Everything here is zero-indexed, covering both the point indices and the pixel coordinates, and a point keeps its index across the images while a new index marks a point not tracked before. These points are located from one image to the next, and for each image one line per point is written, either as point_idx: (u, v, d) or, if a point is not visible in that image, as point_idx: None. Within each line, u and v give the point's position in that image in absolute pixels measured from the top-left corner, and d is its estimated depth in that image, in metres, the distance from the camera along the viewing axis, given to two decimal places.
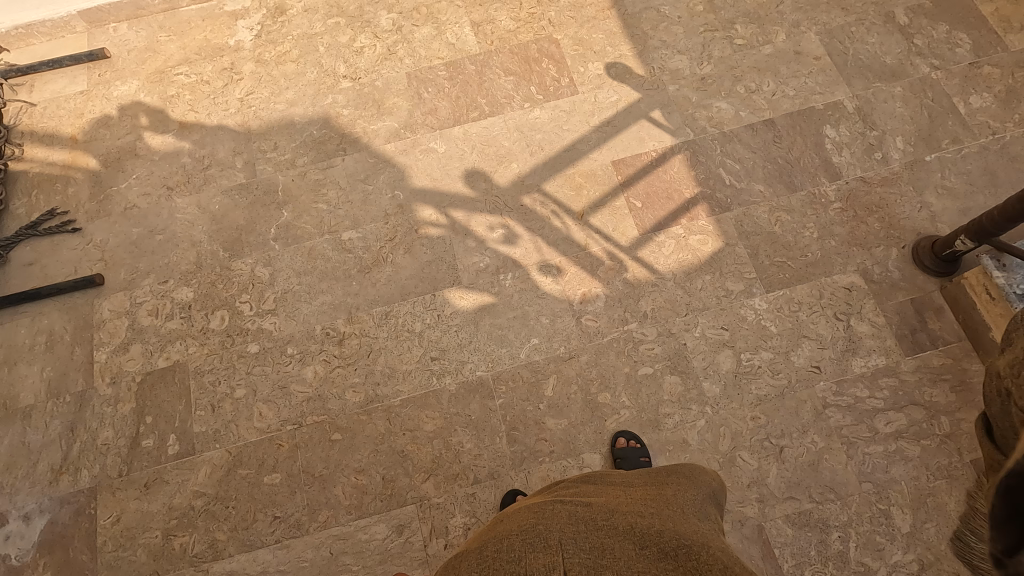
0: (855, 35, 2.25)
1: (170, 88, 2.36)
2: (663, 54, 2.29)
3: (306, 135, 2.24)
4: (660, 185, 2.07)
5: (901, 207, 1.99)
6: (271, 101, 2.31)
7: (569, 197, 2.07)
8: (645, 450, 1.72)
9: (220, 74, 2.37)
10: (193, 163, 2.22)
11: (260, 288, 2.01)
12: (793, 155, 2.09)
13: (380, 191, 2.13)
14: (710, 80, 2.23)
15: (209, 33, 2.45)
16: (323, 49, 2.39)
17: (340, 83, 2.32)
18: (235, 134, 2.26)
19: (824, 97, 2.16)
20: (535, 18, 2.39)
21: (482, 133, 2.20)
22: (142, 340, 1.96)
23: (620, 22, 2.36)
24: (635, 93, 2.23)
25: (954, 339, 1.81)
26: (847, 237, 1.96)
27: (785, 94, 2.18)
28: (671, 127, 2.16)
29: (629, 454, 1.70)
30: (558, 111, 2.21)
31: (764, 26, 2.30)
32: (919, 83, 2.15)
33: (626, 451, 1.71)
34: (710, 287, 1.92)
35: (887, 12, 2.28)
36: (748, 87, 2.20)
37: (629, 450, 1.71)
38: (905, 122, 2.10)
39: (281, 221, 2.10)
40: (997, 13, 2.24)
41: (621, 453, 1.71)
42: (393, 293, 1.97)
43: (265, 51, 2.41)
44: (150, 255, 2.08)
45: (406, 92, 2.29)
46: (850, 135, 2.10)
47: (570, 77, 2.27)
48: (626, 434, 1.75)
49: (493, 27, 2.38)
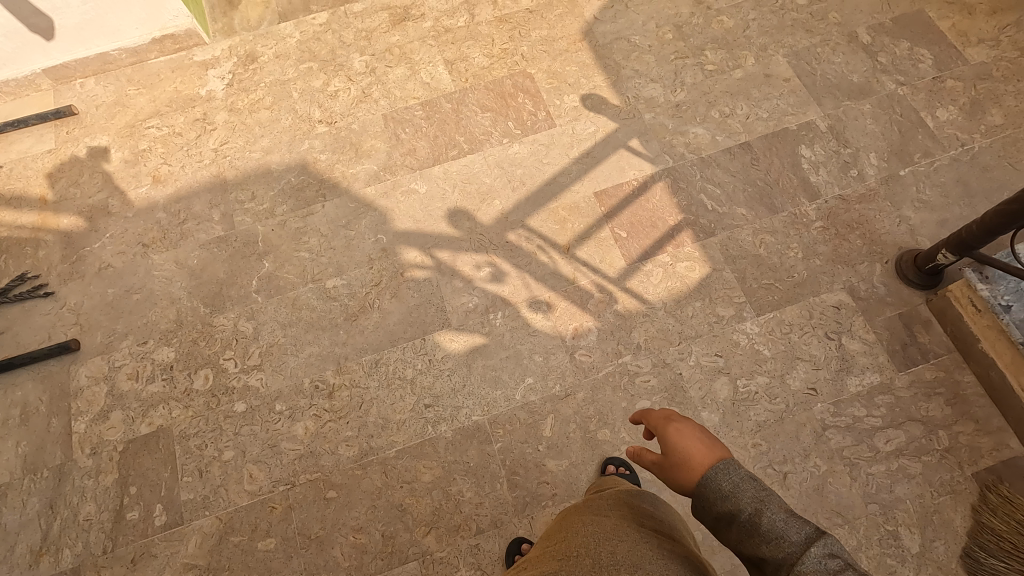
0: (821, 55, 2.30)
1: (141, 143, 2.32)
2: (638, 83, 2.31)
3: (284, 183, 2.21)
4: (644, 214, 2.08)
5: (881, 222, 2.01)
6: (246, 151, 2.27)
7: (554, 231, 2.07)
8: (633, 475, 1.71)
9: (192, 125, 2.34)
10: (169, 218, 2.17)
11: (244, 343, 1.96)
12: (772, 177, 2.11)
13: (363, 236, 2.10)
14: (685, 106, 2.25)
15: (180, 84, 2.42)
16: (297, 94, 2.38)
17: (316, 128, 2.30)
18: (211, 186, 2.22)
19: (797, 118, 2.20)
20: (508, 54, 2.40)
21: (463, 171, 2.19)
22: (123, 406, 1.89)
23: (592, 53, 2.38)
24: (612, 122, 2.24)
25: (944, 351, 1.82)
26: (831, 255, 1.98)
27: (758, 117, 2.21)
28: (650, 155, 2.17)
29: (617, 480, 1.69)
30: (537, 145, 2.21)
31: (733, 51, 2.34)
32: (887, 100, 2.20)
33: (617, 479, 1.70)
34: (701, 313, 1.92)
35: (850, 31, 2.34)
36: (722, 111, 2.23)
37: (618, 477, 1.70)
38: (877, 138, 2.14)
39: (263, 272, 2.06)
40: (954, 28, 2.31)
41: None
42: (382, 340, 1.93)
43: (237, 100, 2.38)
44: (127, 316, 2.02)
45: (383, 134, 2.28)
46: (825, 154, 2.13)
47: (546, 111, 2.28)
48: (613, 460, 1.74)
49: (467, 65, 2.39)
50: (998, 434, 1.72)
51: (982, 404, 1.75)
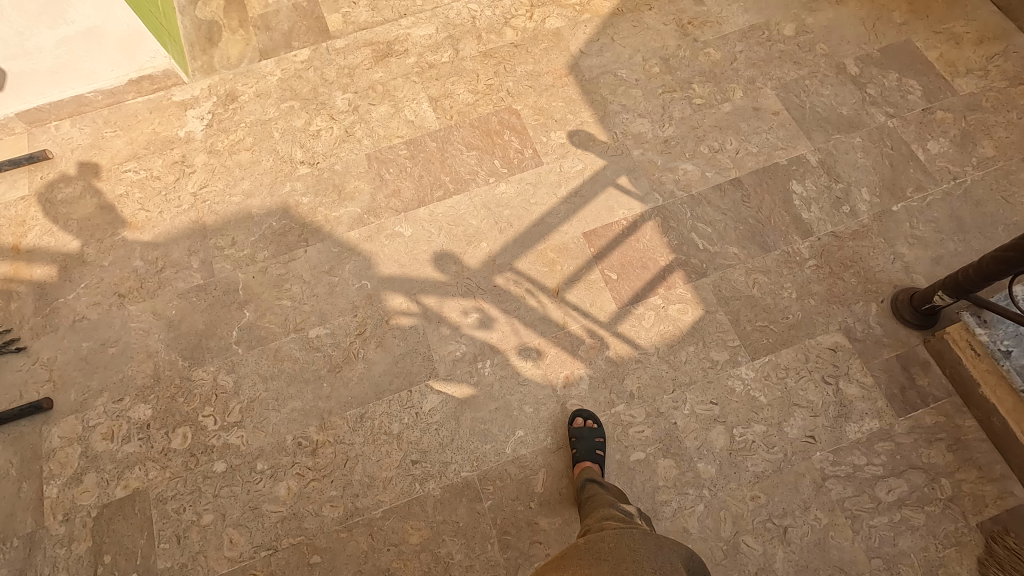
0: (810, 88, 2.28)
1: (118, 187, 2.25)
2: (625, 118, 2.27)
3: (265, 228, 2.15)
4: (635, 254, 2.03)
5: (875, 260, 1.98)
6: (226, 194, 2.22)
7: (542, 274, 2.02)
8: (600, 429, 1.74)
9: (171, 168, 2.28)
10: (146, 266, 2.11)
11: (223, 399, 1.89)
12: (763, 214, 2.07)
13: (347, 282, 2.04)
14: (673, 142, 2.21)
15: (158, 125, 2.37)
16: (278, 134, 2.33)
17: (298, 169, 2.25)
18: (190, 232, 2.15)
19: (787, 152, 2.17)
20: (493, 90, 2.36)
21: (448, 213, 2.14)
22: (97, 468, 1.81)
23: (579, 88, 2.35)
24: (600, 160, 2.20)
25: (944, 394, 1.78)
26: (826, 295, 1.93)
27: (748, 152, 2.18)
28: (639, 193, 2.13)
29: (585, 435, 1.72)
30: (524, 184, 2.17)
31: (720, 84, 2.31)
32: (877, 132, 2.18)
33: (581, 431, 1.74)
34: (695, 358, 1.87)
35: (838, 63, 2.32)
36: (711, 147, 2.20)
37: (585, 431, 1.73)
38: (869, 172, 2.11)
39: (243, 322, 2.00)
40: (942, 58, 2.29)
41: (577, 433, 1.74)
42: (367, 393, 1.87)
43: (217, 141, 2.33)
44: (102, 371, 1.95)
45: (367, 174, 2.22)
46: (817, 190, 2.10)
47: (533, 148, 2.24)
48: (582, 416, 1.78)
49: (452, 101, 2.35)
50: (1002, 482, 1.67)
51: (984, 450, 1.71)
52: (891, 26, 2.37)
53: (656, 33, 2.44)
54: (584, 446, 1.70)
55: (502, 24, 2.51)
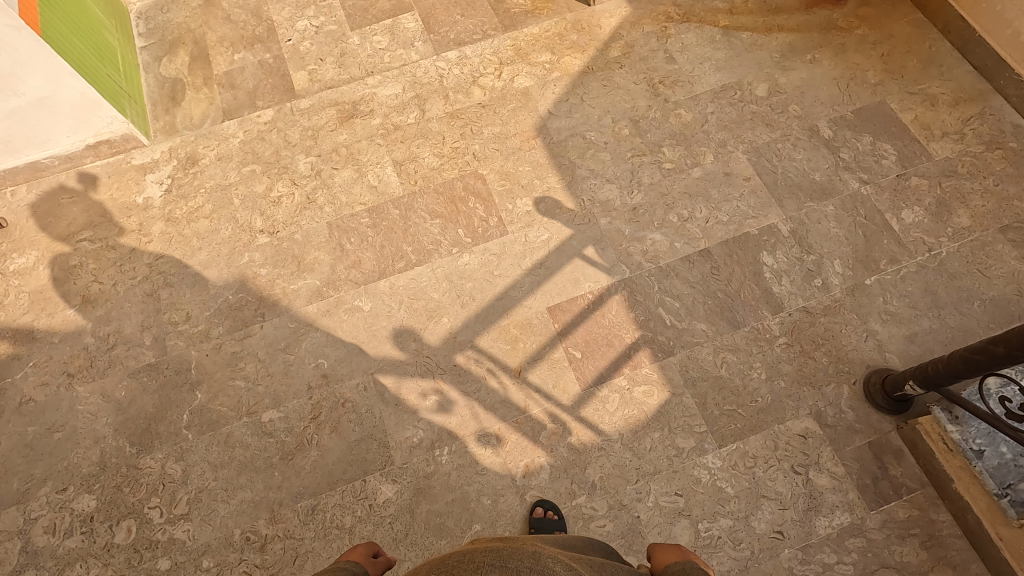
0: (782, 152, 2.22)
1: (72, 257, 2.20)
2: (593, 184, 2.22)
3: (221, 301, 2.09)
4: (600, 331, 1.97)
5: (847, 338, 1.91)
6: (182, 265, 2.16)
7: (504, 352, 1.95)
8: (561, 522, 1.69)
9: (127, 237, 2.23)
10: (97, 343, 2.05)
11: (171, 489, 1.83)
12: (733, 288, 2.01)
13: (303, 361, 1.98)
14: (642, 209, 2.16)
15: (116, 191, 2.31)
16: (238, 201, 2.27)
17: (257, 238, 2.19)
18: (143, 306, 2.10)
19: (757, 221, 2.11)
20: (459, 153, 2.31)
21: (410, 285, 2.08)
22: (37, 565, 1.75)
23: (546, 151, 2.30)
24: (566, 229, 2.14)
25: (917, 486, 1.71)
26: (796, 376, 1.86)
27: (718, 221, 2.12)
28: (605, 264, 2.07)
29: (544, 526, 1.68)
30: (488, 255, 2.11)
31: (691, 148, 2.26)
32: (850, 200, 2.12)
33: (541, 522, 1.69)
34: (660, 445, 1.80)
35: (811, 125, 2.26)
36: (680, 215, 2.14)
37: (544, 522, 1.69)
38: (841, 242, 2.05)
39: (195, 405, 1.94)
40: (917, 121, 2.24)
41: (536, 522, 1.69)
42: (320, 483, 1.81)
43: (175, 208, 2.27)
44: (48, 458, 1.88)
45: (327, 244, 2.16)
46: (788, 262, 2.03)
47: (498, 216, 2.18)
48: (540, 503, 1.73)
49: (416, 166, 2.29)
50: None
51: (959, 547, 1.63)
52: (865, 86, 2.32)
53: (626, 93, 2.39)
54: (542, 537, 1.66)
55: (470, 83, 2.46)
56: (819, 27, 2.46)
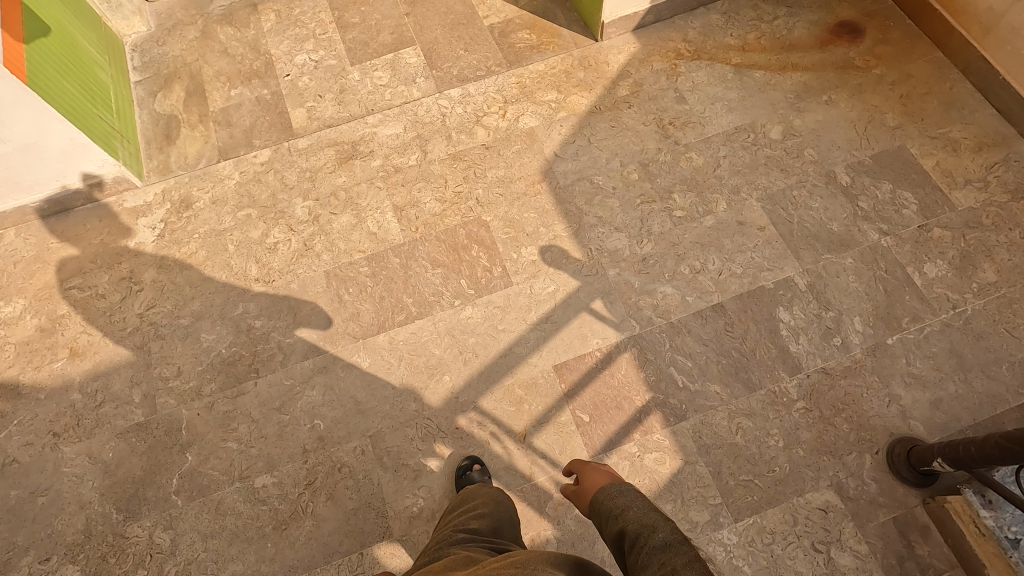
0: (798, 199, 2.14)
1: (60, 306, 2.12)
2: (600, 232, 2.13)
3: (213, 355, 2.01)
4: (609, 392, 1.88)
5: (869, 403, 1.82)
6: (174, 316, 2.08)
7: (509, 414, 1.87)
8: None
9: (117, 284, 2.15)
10: (84, 399, 1.96)
11: (159, 560, 1.74)
12: (748, 346, 1.92)
13: (298, 422, 1.89)
14: (652, 260, 2.07)
15: (107, 236, 2.24)
16: (233, 247, 2.19)
17: (252, 287, 2.11)
18: (133, 360, 2.01)
19: (773, 274, 2.02)
20: (461, 198, 2.23)
21: (410, 340, 1.99)
22: None
23: (552, 196, 2.21)
24: (573, 280, 2.06)
25: (945, 567, 1.62)
26: (815, 443, 1.77)
27: (732, 273, 2.04)
28: (614, 319, 1.99)
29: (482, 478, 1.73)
30: (492, 308, 2.03)
31: (703, 194, 2.18)
32: (870, 252, 2.03)
33: None
34: (672, 518, 1.72)
35: (828, 171, 2.18)
36: (692, 267, 2.05)
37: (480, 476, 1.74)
38: (861, 298, 1.96)
39: (185, 468, 1.85)
40: (939, 167, 2.15)
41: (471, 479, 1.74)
42: (315, 555, 1.73)
43: (168, 254, 2.19)
44: (31, 524, 1.80)
45: (324, 295, 2.08)
46: (805, 319, 1.95)
47: (502, 266, 2.09)
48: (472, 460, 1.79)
49: (417, 211, 2.21)
50: None
51: None
52: (884, 129, 2.24)
53: (635, 134, 2.31)
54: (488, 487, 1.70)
55: (473, 123, 2.38)
56: (835, 66, 2.38)
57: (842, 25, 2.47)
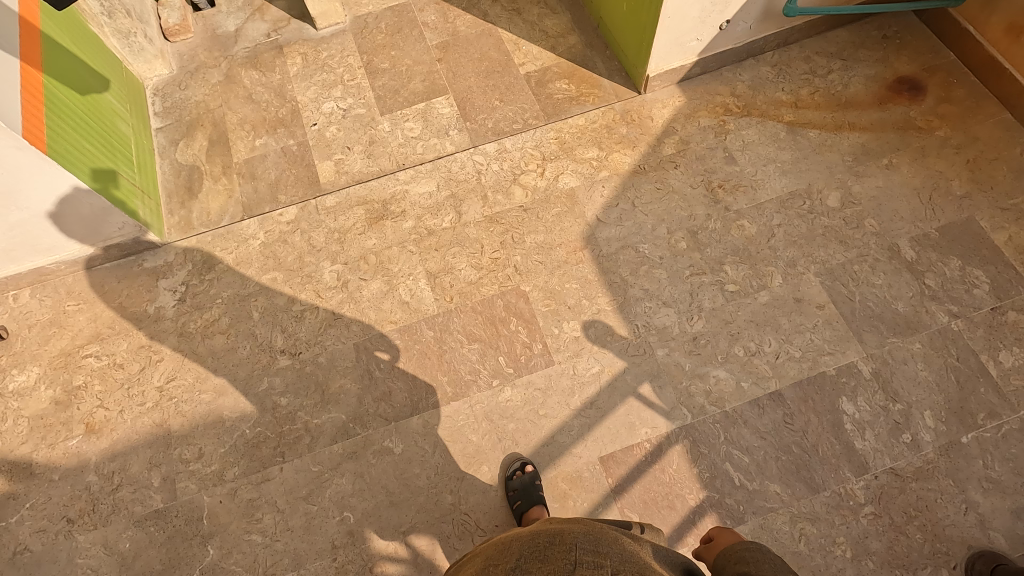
0: (859, 275, 2.00)
1: (76, 377, 2.01)
2: (647, 307, 2.00)
3: (237, 436, 1.89)
4: (659, 488, 1.76)
5: (943, 509, 1.68)
6: (195, 390, 1.97)
7: (553, 511, 1.75)
8: None
9: (136, 353, 2.04)
10: (101, 482, 1.85)
11: None
12: (809, 441, 1.79)
13: (327, 514, 1.78)
14: (703, 340, 1.94)
15: (126, 299, 2.13)
16: (258, 315, 2.08)
17: (278, 360, 2.00)
18: (152, 439, 1.90)
19: (834, 359, 1.89)
20: (499, 265, 2.11)
21: (445, 423, 1.87)
22: None
23: (595, 265, 2.08)
24: (619, 360, 1.93)
25: None
26: (886, 555, 1.64)
27: (789, 356, 1.90)
28: (664, 406, 1.86)
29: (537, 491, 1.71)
30: (532, 390, 1.90)
31: (757, 266, 2.04)
32: (939, 337, 1.89)
33: None
34: None
35: (891, 244, 2.04)
36: (746, 348, 1.92)
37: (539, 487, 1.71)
38: (931, 390, 1.83)
39: (207, 562, 1.74)
40: (1012, 242, 2.01)
41: (517, 483, 1.73)
42: None
43: (189, 320, 2.08)
44: None
45: (354, 370, 1.97)
46: (871, 411, 1.81)
47: (543, 342, 1.97)
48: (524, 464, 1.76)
49: (452, 278, 2.09)
50: None
51: None
52: (950, 199, 2.10)
53: (682, 198, 2.18)
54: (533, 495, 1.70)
55: (510, 181, 2.26)
56: (896, 126, 2.24)
57: (902, 81, 2.33)
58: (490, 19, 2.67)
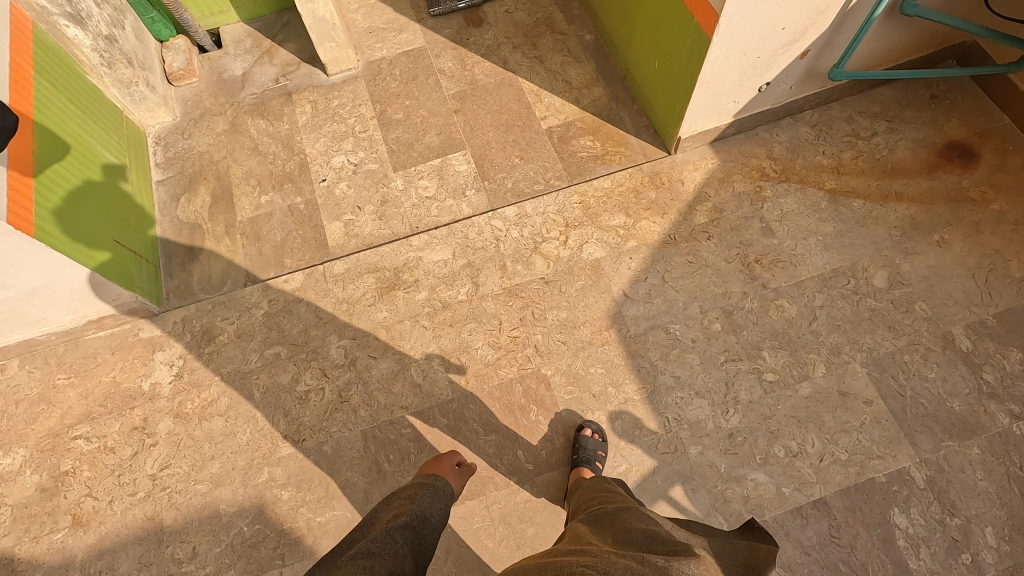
0: (910, 366, 1.84)
1: (64, 461, 1.87)
2: (679, 397, 1.85)
3: (234, 534, 1.76)
4: None
5: None
6: (191, 479, 1.83)
7: None
8: None
9: (128, 435, 1.90)
10: None
11: None
12: (858, 558, 1.63)
13: None
14: (740, 437, 1.79)
15: (120, 373, 2.00)
16: (260, 395, 1.94)
17: (280, 447, 1.86)
18: (143, 534, 1.77)
19: (884, 463, 1.73)
20: (518, 344, 1.96)
21: (459, 526, 1.73)
22: None
23: (622, 347, 1.94)
24: (648, 458, 1.78)
25: None
26: None
27: (835, 459, 1.75)
28: (697, 513, 1.71)
29: (589, 445, 1.73)
30: (554, 489, 1.76)
31: (797, 353, 1.89)
32: (1000, 441, 1.73)
33: None
34: None
35: (944, 331, 1.88)
36: (787, 448, 1.77)
37: (591, 441, 1.74)
38: (993, 503, 1.66)
39: None
40: None
41: None
42: None
43: (186, 399, 1.95)
44: None
45: (361, 461, 1.83)
46: (926, 526, 1.65)
47: (565, 434, 1.82)
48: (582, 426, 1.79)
49: (468, 359, 1.95)
50: None
51: None
52: (1008, 281, 1.93)
53: (716, 274, 2.03)
54: (584, 454, 1.71)
55: (531, 250, 2.11)
56: (947, 197, 2.08)
57: (953, 146, 2.17)
58: (510, 68, 2.54)
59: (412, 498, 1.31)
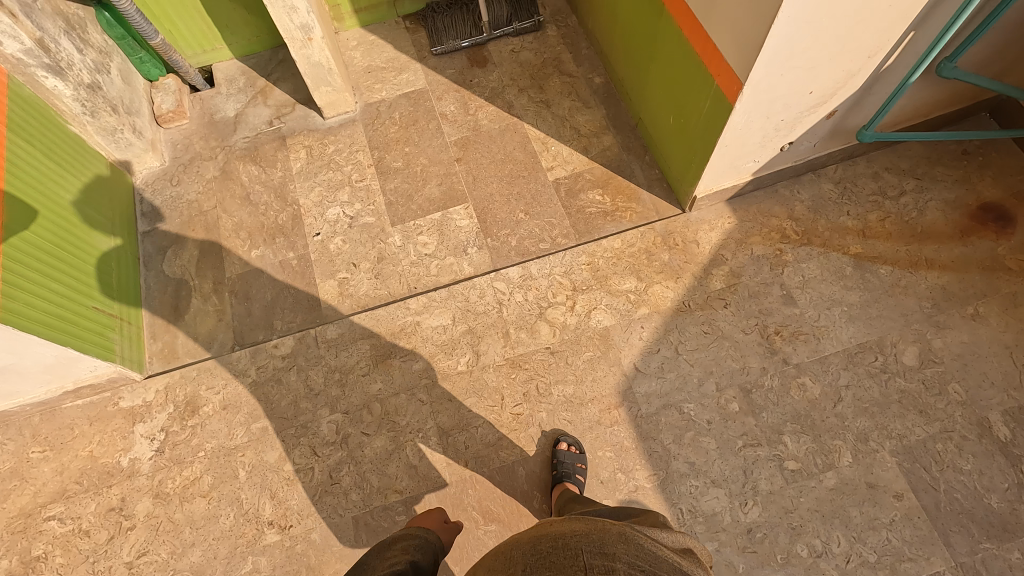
0: (943, 456, 1.71)
1: (35, 544, 1.76)
2: (693, 486, 1.73)
3: None
4: None
5: None
6: (170, 568, 1.71)
7: None
8: None
9: (104, 517, 1.79)
10: None
11: None
12: None
13: None
14: (759, 533, 1.66)
15: (98, 446, 1.88)
16: (245, 473, 1.82)
17: (265, 534, 1.74)
18: None
19: (917, 567, 1.60)
20: (521, 422, 1.84)
21: None
22: None
23: (632, 427, 1.81)
24: None
25: None
26: None
27: (863, 561, 1.61)
28: None
29: (566, 458, 1.72)
30: None
31: (821, 439, 1.76)
32: None
33: None
34: None
35: (980, 417, 1.75)
36: (811, 547, 1.63)
37: (568, 454, 1.73)
38: None
39: None
40: None
41: None
42: None
43: (167, 477, 1.83)
44: None
45: (352, 551, 1.71)
46: None
47: None
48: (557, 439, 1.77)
49: (467, 438, 1.83)
50: None
51: None
52: None
53: (733, 346, 1.90)
54: (564, 469, 1.70)
55: (536, 316, 1.98)
56: (982, 265, 1.94)
57: (987, 208, 2.03)
58: (516, 112, 2.41)
59: (409, 548, 1.18)
